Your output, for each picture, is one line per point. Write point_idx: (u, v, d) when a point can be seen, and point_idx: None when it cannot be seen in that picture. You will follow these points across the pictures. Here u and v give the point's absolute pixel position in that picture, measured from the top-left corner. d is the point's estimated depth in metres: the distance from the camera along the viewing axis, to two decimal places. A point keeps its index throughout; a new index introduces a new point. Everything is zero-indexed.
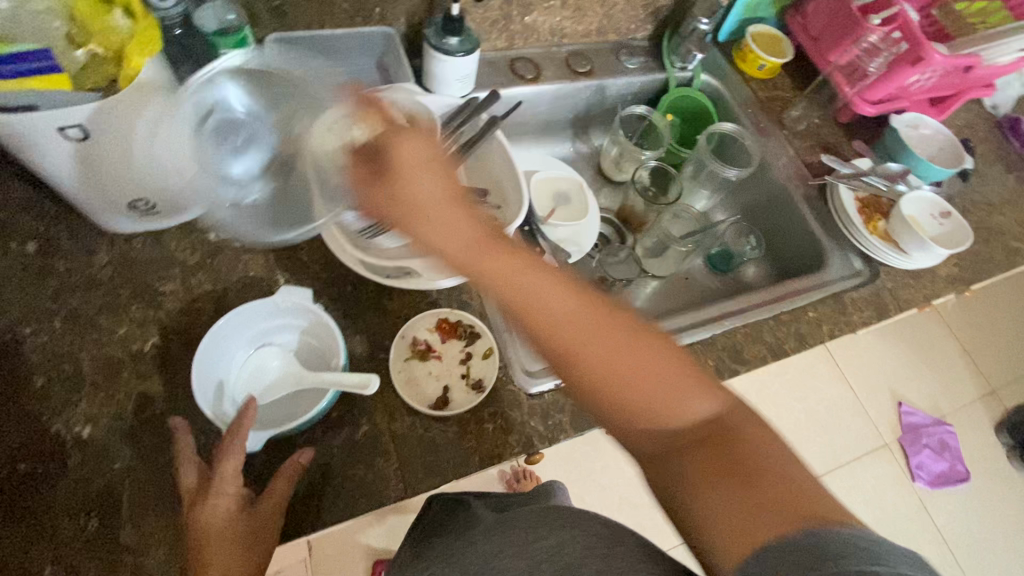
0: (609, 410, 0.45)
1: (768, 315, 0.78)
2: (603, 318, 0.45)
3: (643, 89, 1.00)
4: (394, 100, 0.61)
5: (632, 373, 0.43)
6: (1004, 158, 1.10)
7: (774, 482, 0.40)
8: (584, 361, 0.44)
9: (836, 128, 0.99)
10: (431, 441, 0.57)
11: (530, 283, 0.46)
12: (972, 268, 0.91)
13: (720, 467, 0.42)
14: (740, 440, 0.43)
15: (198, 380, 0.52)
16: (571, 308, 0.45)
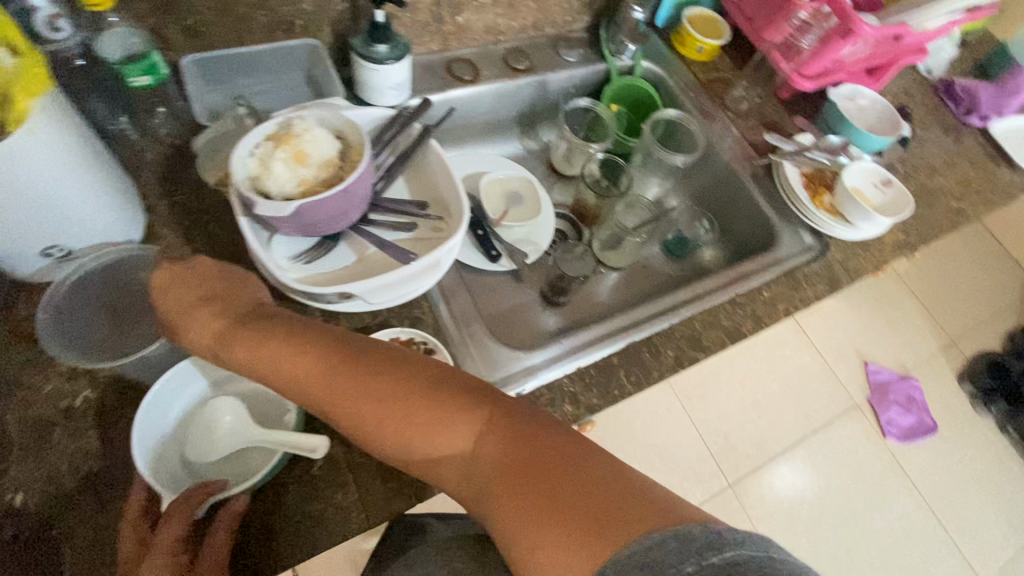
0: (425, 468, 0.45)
1: (724, 299, 0.78)
2: (361, 379, 0.47)
3: (584, 81, 1.00)
4: (315, 118, 0.59)
5: (417, 424, 0.45)
6: (941, 121, 1.13)
7: (581, 499, 0.38)
8: (369, 427, 0.46)
9: (778, 104, 1.00)
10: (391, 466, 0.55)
11: (292, 362, 0.49)
12: (918, 233, 0.93)
13: (513, 495, 0.40)
14: (541, 462, 0.41)
15: (138, 452, 0.48)
16: (326, 380, 0.48)
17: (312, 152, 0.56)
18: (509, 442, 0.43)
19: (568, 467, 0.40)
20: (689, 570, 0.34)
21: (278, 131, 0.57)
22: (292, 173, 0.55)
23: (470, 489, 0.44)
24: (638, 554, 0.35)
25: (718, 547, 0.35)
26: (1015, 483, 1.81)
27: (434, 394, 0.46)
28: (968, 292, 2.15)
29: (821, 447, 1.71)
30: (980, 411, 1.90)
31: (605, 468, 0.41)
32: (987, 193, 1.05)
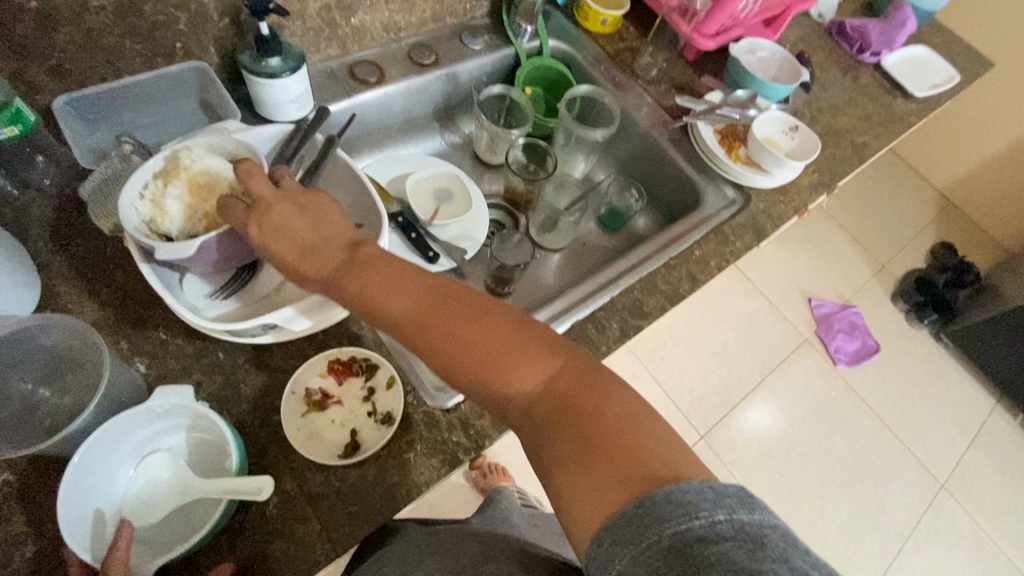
0: (484, 398, 0.45)
1: (660, 263, 0.80)
2: (445, 309, 0.45)
3: (494, 68, 0.99)
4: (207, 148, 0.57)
5: (487, 356, 0.43)
6: (838, 62, 1.19)
7: (631, 447, 0.38)
8: (445, 351, 0.44)
9: (686, 66, 1.03)
10: (352, 489, 0.54)
11: (384, 293, 0.47)
12: (831, 171, 0.98)
13: (567, 441, 0.40)
14: (600, 407, 0.41)
15: (70, 537, 0.44)
16: (422, 310, 0.46)
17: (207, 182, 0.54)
18: (582, 391, 0.42)
19: (627, 421, 0.40)
20: (717, 518, 0.34)
21: (164, 167, 0.54)
22: (192, 210, 0.53)
23: (522, 425, 0.44)
24: (672, 495, 0.35)
25: (751, 506, 0.35)
26: (955, 386, 1.96)
27: (516, 331, 0.44)
28: (891, 219, 2.29)
29: (780, 385, 1.80)
30: (916, 325, 2.04)
31: (662, 427, 0.40)
32: (887, 124, 1.11)
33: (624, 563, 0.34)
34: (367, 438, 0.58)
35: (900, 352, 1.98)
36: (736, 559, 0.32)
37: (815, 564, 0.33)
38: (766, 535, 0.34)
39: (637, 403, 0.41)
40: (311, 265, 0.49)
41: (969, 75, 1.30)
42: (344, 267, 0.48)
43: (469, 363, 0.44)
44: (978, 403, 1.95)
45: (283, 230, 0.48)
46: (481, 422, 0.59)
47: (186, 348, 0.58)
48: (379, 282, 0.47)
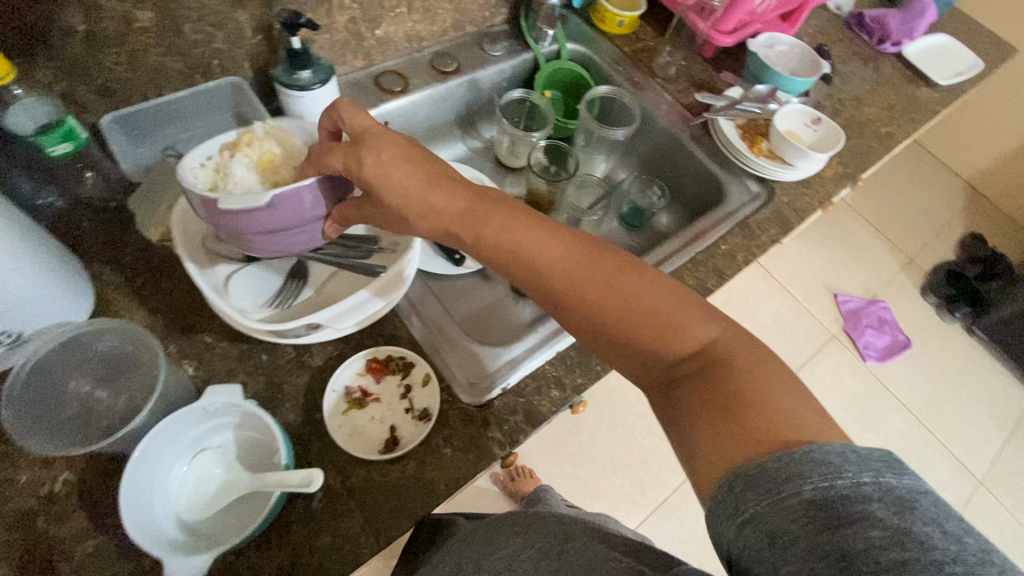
0: (616, 348, 0.48)
1: (686, 258, 0.80)
2: (584, 265, 0.48)
3: (514, 74, 1.01)
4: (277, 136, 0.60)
5: (625, 309, 0.46)
6: (858, 52, 1.18)
7: (771, 406, 0.41)
8: (584, 300, 0.47)
9: (704, 63, 1.03)
10: (395, 484, 0.55)
11: (530, 245, 0.49)
12: (855, 162, 0.98)
13: (709, 392, 0.43)
14: (740, 368, 0.44)
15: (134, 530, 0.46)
16: (561, 263, 0.48)
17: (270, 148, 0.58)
18: (723, 352, 0.45)
19: (774, 388, 0.42)
20: (864, 479, 0.35)
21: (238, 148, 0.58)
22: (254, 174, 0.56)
23: (652, 378, 0.47)
24: (817, 451, 0.37)
25: (900, 471, 0.36)
26: (992, 379, 1.91)
27: (655, 291, 0.47)
28: (918, 210, 2.24)
29: (808, 382, 1.78)
30: (947, 318, 1.99)
31: (802, 392, 0.42)
32: (911, 114, 1.10)
33: (758, 509, 0.36)
34: (404, 433, 0.59)
35: (932, 348, 1.93)
36: (885, 517, 0.33)
37: (966, 529, 0.33)
38: (916, 499, 0.34)
39: (783, 375, 0.44)
40: (440, 217, 0.51)
41: (994, 61, 1.28)
42: (477, 219, 0.51)
43: (606, 315, 0.47)
44: (1016, 396, 1.89)
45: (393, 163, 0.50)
46: (515, 417, 0.61)
47: (230, 350, 0.61)
48: (517, 237, 0.50)
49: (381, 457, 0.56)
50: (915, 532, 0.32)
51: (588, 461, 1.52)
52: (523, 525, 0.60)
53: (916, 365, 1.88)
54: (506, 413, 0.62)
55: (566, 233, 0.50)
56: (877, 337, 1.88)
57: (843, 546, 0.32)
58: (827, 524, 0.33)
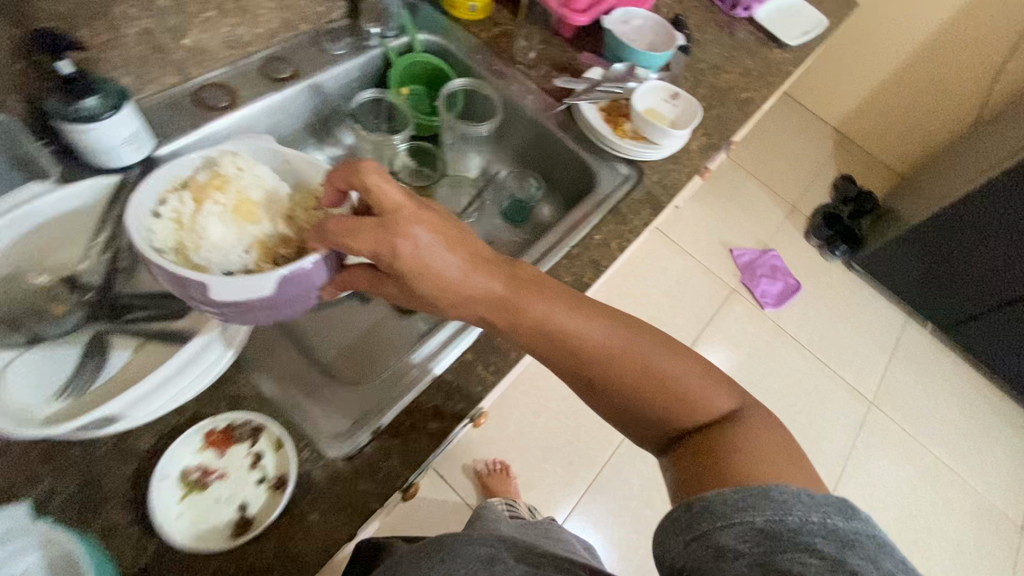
0: (637, 414, 0.54)
1: (561, 254, 0.78)
2: (618, 345, 0.53)
3: (366, 73, 0.92)
4: (245, 175, 0.62)
5: (649, 380, 0.53)
6: (713, 18, 1.20)
7: (767, 461, 0.48)
8: (613, 373, 0.53)
9: (564, 44, 1.00)
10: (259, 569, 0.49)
11: (565, 323, 0.54)
12: (719, 131, 0.99)
13: (711, 444, 0.51)
14: (746, 430, 0.51)
15: None
16: (598, 344, 0.53)
17: (246, 195, 0.60)
18: (737, 420, 0.52)
19: (771, 448, 0.50)
20: (815, 519, 0.42)
21: (206, 193, 0.59)
22: (232, 226, 0.60)
23: (661, 435, 0.54)
24: (800, 495, 0.44)
25: (849, 515, 0.43)
26: (871, 307, 2.11)
27: (680, 367, 0.54)
28: (796, 159, 2.40)
29: (715, 336, 1.87)
30: (829, 258, 2.16)
31: (798, 456, 0.50)
32: (767, 76, 1.14)
33: (712, 528, 0.43)
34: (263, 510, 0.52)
35: (818, 287, 2.09)
36: (827, 550, 0.40)
37: (905, 565, 0.41)
38: (861, 540, 0.41)
39: (784, 440, 0.51)
40: (474, 304, 0.53)
41: (837, 16, 1.34)
42: (513, 306, 0.53)
43: (634, 387, 0.53)
44: (892, 319, 2.10)
45: (432, 251, 0.50)
46: (389, 461, 0.57)
47: (31, 451, 0.50)
48: (554, 322, 0.53)
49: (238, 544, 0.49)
50: (850, 564, 0.39)
51: (517, 453, 1.52)
52: (435, 552, 0.55)
53: (806, 305, 2.04)
54: (379, 458, 0.57)
55: (604, 315, 0.55)
56: (771, 285, 2.01)
57: (784, 568, 0.39)
58: (770, 549, 0.41)
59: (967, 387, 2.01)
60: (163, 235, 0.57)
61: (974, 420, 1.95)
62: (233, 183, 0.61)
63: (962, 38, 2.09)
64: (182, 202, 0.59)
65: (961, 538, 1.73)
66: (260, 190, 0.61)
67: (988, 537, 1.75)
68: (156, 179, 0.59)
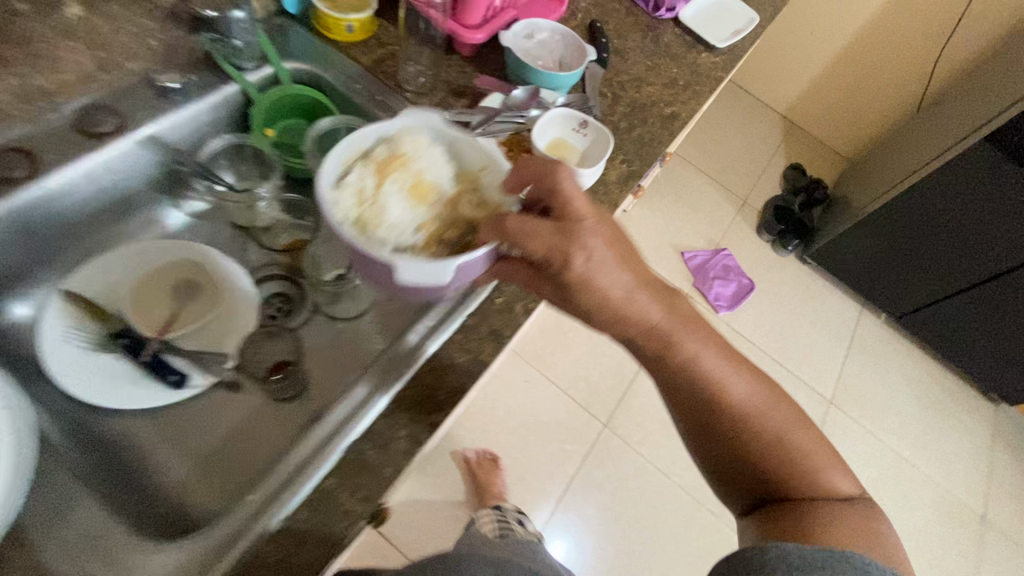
0: (754, 465, 0.66)
1: (454, 328, 0.66)
2: (758, 412, 0.66)
3: (223, 114, 0.78)
4: (422, 156, 0.65)
5: (773, 441, 0.66)
6: (636, 21, 1.08)
7: (856, 528, 0.62)
8: (750, 423, 0.66)
9: (462, 66, 0.88)
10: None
11: (721, 381, 0.66)
12: (639, 156, 0.89)
13: (812, 501, 0.64)
14: (843, 506, 0.65)
15: None
16: (745, 401, 0.66)
17: (421, 177, 0.64)
18: (835, 496, 0.65)
19: (863, 523, 0.63)
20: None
21: (382, 167, 0.63)
22: (407, 205, 0.63)
23: (761, 485, 0.67)
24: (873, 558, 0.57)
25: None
26: (826, 302, 2.07)
27: (798, 440, 0.67)
28: (745, 150, 2.34)
29: None
30: (782, 253, 2.11)
31: (884, 535, 0.63)
32: (694, 86, 1.03)
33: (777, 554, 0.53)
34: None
35: (772, 284, 2.05)
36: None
37: None
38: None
39: (873, 516, 0.65)
40: (631, 328, 0.61)
41: (771, 9, 1.24)
42: (693, 362, 0.64)
43: (761, 443, 0.66)
44: (846, 312, 2.07)
45: (608, 272, 0.56)
46: None
47: None
48: (715, 379, 0.65)
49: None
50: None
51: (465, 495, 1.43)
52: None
53: (761, 304, 1.99)
54: None
55: (755, 381, 0.68)
56: (724, 287, 1.95)
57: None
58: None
59: (922, 377, 2.01)
60: (346, 205, 0.60)
61: (929, 410, 1.95)
62: (412, 163, 0.64)
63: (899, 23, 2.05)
64: (356, 175, 0.62)
65: (923, 534, 1.71)
66: (441, 171, 0.65)
67: (949, 530, 1.74)
68: (345, 153, 0.62)
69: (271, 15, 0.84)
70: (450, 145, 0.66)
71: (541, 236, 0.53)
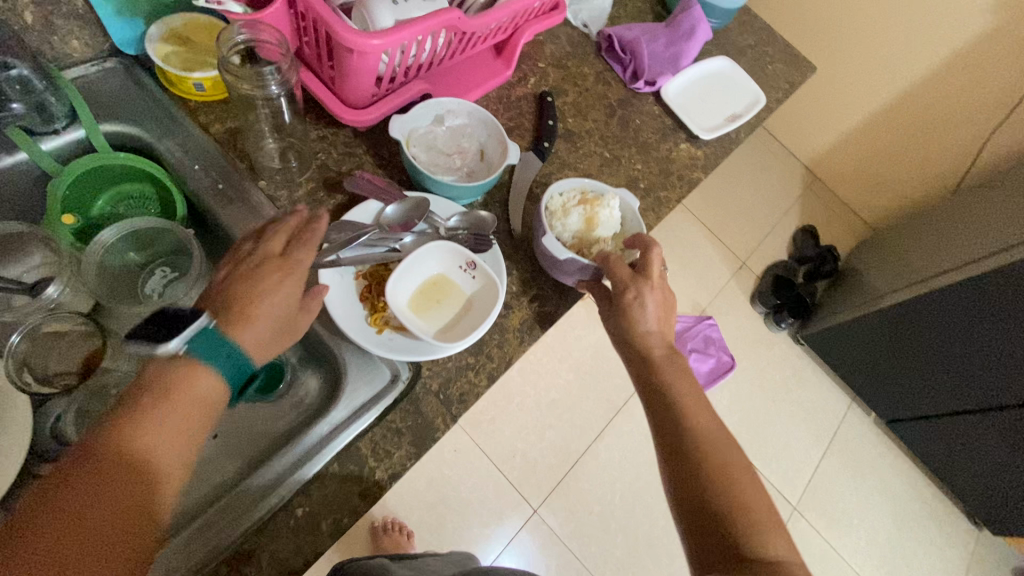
0: (697, 497, 0.57)
1: (242, 526, 0.51)
2: (715, 443, 0.60)
3: (8, 191, 0.61)
4: (613, 208, 0.70)
5: (728, 481, 0.57)
6: (606, 93, 0.87)
7: None
8: (707, 446, 0.59)
9: (349, 146, 0.68)
10: (49, 508, 0.37)
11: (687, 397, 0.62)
12: (559, 294, 0.69)
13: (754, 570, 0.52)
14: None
15: None
16: (707, 423, 0.61)
17: (602, 221, 0.70)
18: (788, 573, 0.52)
19: None
20: None
21: (584, 194, 0.71)
22: (578, 227, 0.70)
23: (703, 535, 0.56)
24: None
25: None
26: (814, 390, 1.87)
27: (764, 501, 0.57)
28: (758, 202, 2.07)
29: (626, 428, 1.60)
30: (773, 328, 1.89)
31: None
32: (660, 191, 0.82)
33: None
34: (174, 450, 0.42)
35: (757, 363, 1.84)
36: None
37: None
38: None
39: None
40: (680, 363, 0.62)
41: (785, 88, 1.00)
42: (669, 368, 0.63)
43: (714, 473, 0.57)
44: (834, 405, 1.87)
45: (651, 318, 0.63)
46: None
47: None
48: (696, 404, 0.62)
49: (155, 460, 0.41)
50: None
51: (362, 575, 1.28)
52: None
53: (741, 384, 1.79)
54: None
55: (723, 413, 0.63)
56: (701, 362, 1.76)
57: None
58: None
59: (904, 490, 1.82)
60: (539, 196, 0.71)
61: (906, 530, 1.76)
62: (603, 208, 0.70)
63: (962, 83, 1.62)
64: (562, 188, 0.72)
65: None
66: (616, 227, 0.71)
67: None
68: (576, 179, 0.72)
69: (103, 56, 0.65)
70: (637, 220, 0.72)
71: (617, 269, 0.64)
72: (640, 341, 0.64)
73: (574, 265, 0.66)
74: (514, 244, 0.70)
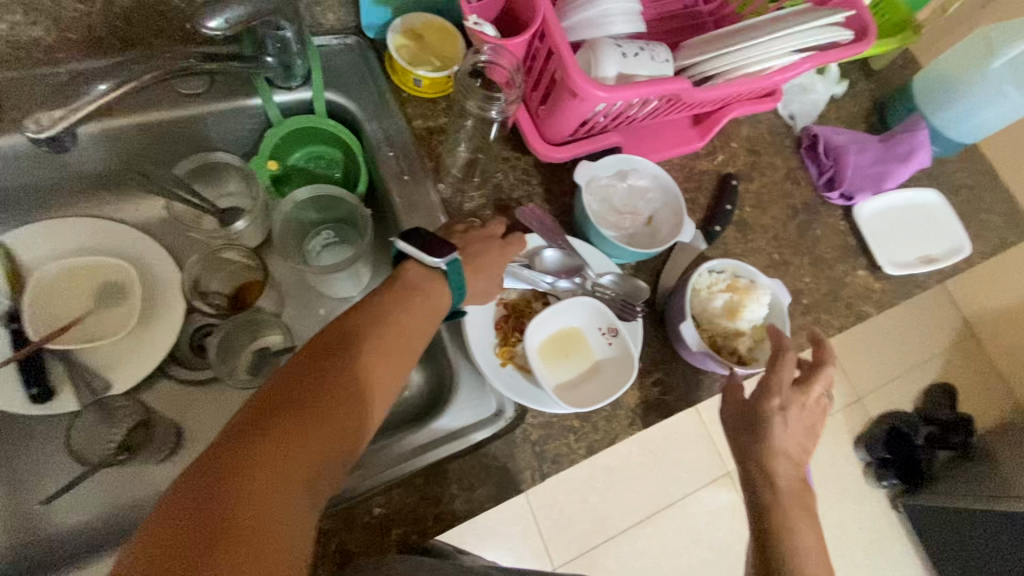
0: None
1: (348, 494, 0.53)
2: None
3: (234, 129, 0.68)
4: (759, 302, 0.65)
5: None
6: (792, 192, 0.81)
7: None
8: None
9: (527, 175, 0.69)
10: (321, 343, 0.44)
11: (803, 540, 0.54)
12: (684, 388, 0.64)
13: None
14: None
15: None
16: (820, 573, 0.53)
17: (745, 314, 0.65)
18: None
19: None
20: None
21: (733, 280, 0.66)
22: (718, 314, 0.65)
23: None
24: None
25: None
26: (896, 567, 1.63)
27: None
28: (900, 337, 1.80)
29: (675, 524, 1.48)
30: (871, 482, 1.67)
31: None
32: (821, 312, 0.75)
33: None
34: (418, 335, 0.48)
35: (838, 513, 1.63)
36: None
37: None
38: None
39: None
40: (797, 512, 0.55)
41: (995, 243, 0.88)
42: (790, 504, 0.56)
43: None
44: None
45: (780, 452, 0.57)
46: None
47: None
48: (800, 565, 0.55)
49: (410, 331, 0.48)
50: None
51: None
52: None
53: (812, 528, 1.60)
54: None
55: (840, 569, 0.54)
56: None
57: None
58: None
59: None
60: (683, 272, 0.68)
61: None
62: (750, 300, 0.65)
63: None
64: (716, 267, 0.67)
65: None
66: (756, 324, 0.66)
67: None
68: (731, 260, 0.67)
69: (347, 32, 0.71)
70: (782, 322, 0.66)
71: (763, 389, 0.58)
72: (759, 473, 0.57)
73: (705, 359, 0.62)
74: (654, 319, 0.67)
